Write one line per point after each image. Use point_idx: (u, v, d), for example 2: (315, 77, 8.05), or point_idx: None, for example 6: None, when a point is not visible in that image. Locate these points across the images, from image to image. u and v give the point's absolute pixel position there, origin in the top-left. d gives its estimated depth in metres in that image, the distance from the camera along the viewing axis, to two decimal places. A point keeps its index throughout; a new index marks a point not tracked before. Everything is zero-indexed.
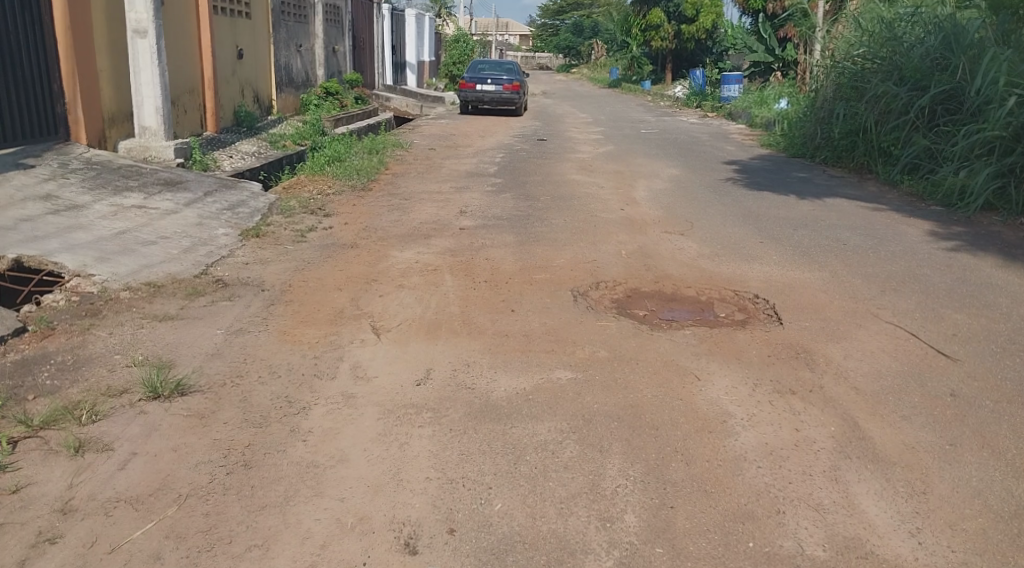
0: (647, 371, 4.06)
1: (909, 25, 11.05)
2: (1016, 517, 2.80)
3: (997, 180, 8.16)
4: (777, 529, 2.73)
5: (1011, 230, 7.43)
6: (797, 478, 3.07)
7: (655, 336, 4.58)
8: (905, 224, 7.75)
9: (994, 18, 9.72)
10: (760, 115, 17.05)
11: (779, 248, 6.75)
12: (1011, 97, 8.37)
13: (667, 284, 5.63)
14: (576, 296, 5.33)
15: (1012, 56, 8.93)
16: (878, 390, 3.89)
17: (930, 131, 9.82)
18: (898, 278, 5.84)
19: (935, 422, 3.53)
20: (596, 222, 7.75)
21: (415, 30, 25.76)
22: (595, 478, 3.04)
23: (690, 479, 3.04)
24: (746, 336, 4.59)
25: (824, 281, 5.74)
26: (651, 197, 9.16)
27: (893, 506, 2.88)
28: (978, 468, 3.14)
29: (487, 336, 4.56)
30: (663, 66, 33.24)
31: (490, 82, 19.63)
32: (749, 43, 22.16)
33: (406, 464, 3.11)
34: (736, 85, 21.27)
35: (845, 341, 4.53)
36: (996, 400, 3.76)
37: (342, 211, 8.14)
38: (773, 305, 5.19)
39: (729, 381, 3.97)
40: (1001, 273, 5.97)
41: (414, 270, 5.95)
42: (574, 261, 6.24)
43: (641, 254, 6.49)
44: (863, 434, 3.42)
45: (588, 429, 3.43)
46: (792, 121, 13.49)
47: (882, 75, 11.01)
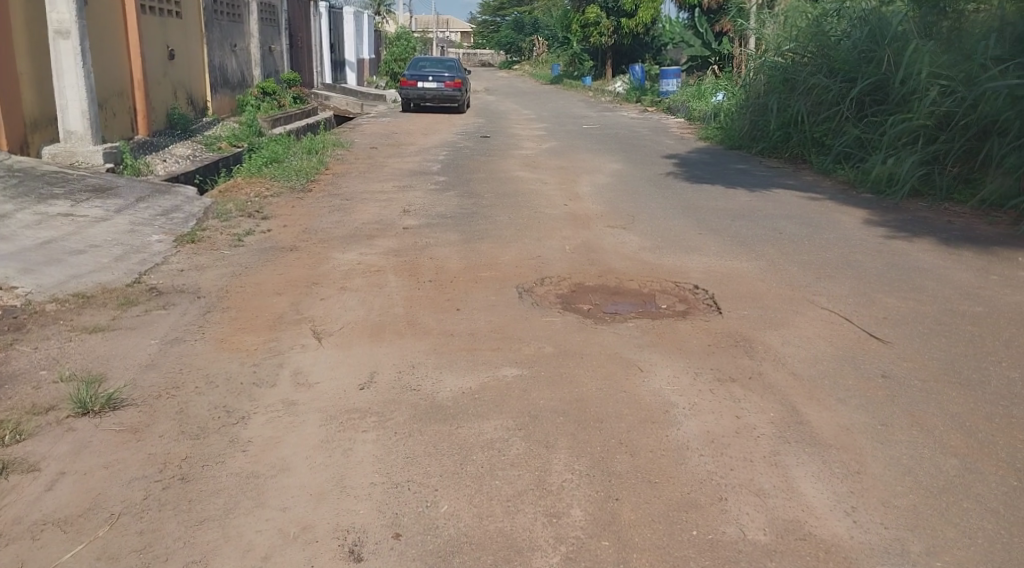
0: (592, 365, 4.08)
1: (836, 19, 11.46)
2: (944, 492, 2.91)
3: (922, 168, 8.47)
4: (720, 516, 2.77)
5: (937, 215, 7.71)
6: (739, 464, 3.13)
7: (599, 330, 4.61)
8: (838, 212, 7.97)
9: (917, 11, 9.97)
10: (698, 108, 17.34)
11: (719, 239, 6.87)
12: (933, 87, 8.63)
13: (611, 278, 5.69)
14: (522, 293, 5.33)
15: (934, 48, 9.16)
16: (815, 374, 3.99)
17: (860, 121, 10.13)
18: (832, 265, 6.01)
19: (868, 403, 3.65)
20: (541, 218, 7.76)
21: (354, 28, 25.41)
22: (542, 474, 3.05)
23: (634, 470, 3.08)
24: (687, 326, 4.67)
25: (762, 270, 5.86)
26: (594, 191, 9.22)
27: (829, 487, 2.96)
28: (909, 446, 3.24)
29: (432, 336, 4.53)
30: (603, 62, 33.50)
31: (432, 80, 19.50)
32: (686, 38, 22.47)
33: (351, 470, 3.07)
34: (675, 79, 21.51)
35: (783, 328, 4.64)
36: (925, 379, 3.91)
37: (281, 213, 7.97)
38: (712, 295, 5.29)
39: (671, 371, 4.03)
40: (928, 257, 6.19)
41: (357, 272, 5.87)
42: (519, 258, 6.24)
43: (585, 249, 6.53)
44: (801, 418, 3.51)
45: (534, 426, 3.43)
46: (728, 114, 13.79)
47: (813, 68, 11.37)
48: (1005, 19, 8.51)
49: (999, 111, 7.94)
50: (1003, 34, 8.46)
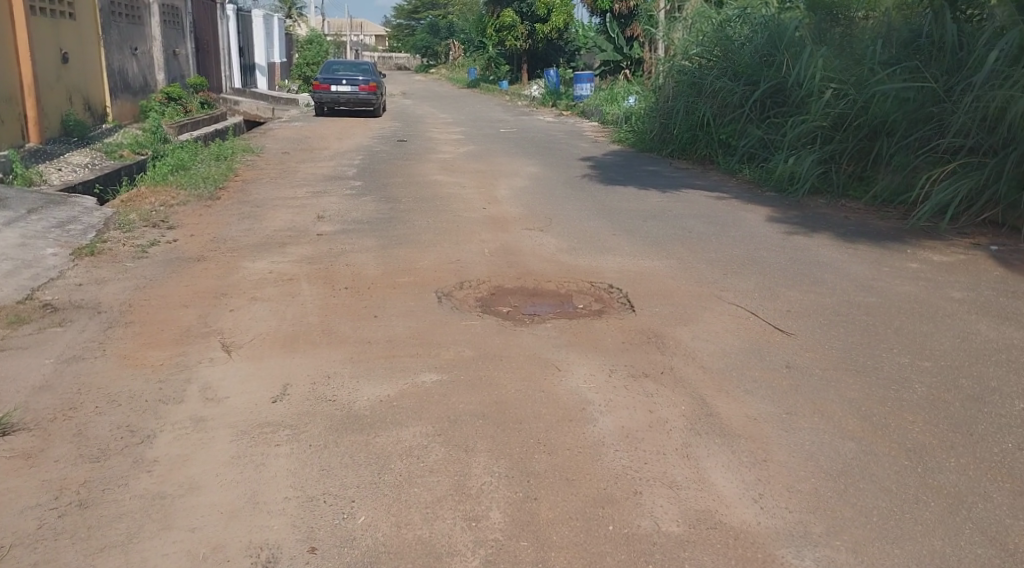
0: (511, 367, 4.11)
1: (739, 25, 11.91)
2: (843, 475, 3.06)
3: (820, 167, 8.91)
4: (634, 509, 2.84)
5: (835, 211, 8.11)
6: (652, 458, 3.21)
7: (518, 332, 4.64)
8: (744, 210, 8.27)
9: (811, 17, 10.42)
10: (611, 112, 17.69)
11: (632, 239, 7.02)
12: (827, 89, 9.05)
13: (529, 279, 5.74)
14: (441, 297, 5.32)
15: (827, 52, 9.58)
16: (723, 366, 4.14)
17: (762, 123, 10.60)
18: (738, 261, 6.24)
19: (773, 393, 3.81)
20: (458, 222, 7.75)
21: (264, 32, 24.80)
22: (460, 479, 3.05)
23: (552, 469, 3.11)
24: (603, 325, 4.76)
25: (673, 269, 6.03)
26: (512, 194, 9.28)
27: (738, 476, 3.07)
28: (811, 433, 3.40)
29: (348, 345, 4.46)
30: (519, 66, 33.80)
31: (345, 83, 19.20)
32: (598, 43, 22.68)
33: (263, 486, 2.99)
34: (588, 83, 21.79)
35: (693, 324, 4.78)
36: (824, 367, 4.11)
37: (188, 223, 7.70)
38: (626, 293, 5.41)
39: (588, 369, 4.10)
40: (826, 251, 6.51)
41: (269, 281, 5.72)
42: (437, 263, 6.21)
43: (504, 252, 6.56)
44: (711, 410, 3.63)
45: (453, 431, 3.42)
46: (639, 117, 14.10)
47: (718, 72, 11.77)
48: (890, 26, 8.97)
49: (887, 112, 8.38)
50: (889, 39, 8.92)
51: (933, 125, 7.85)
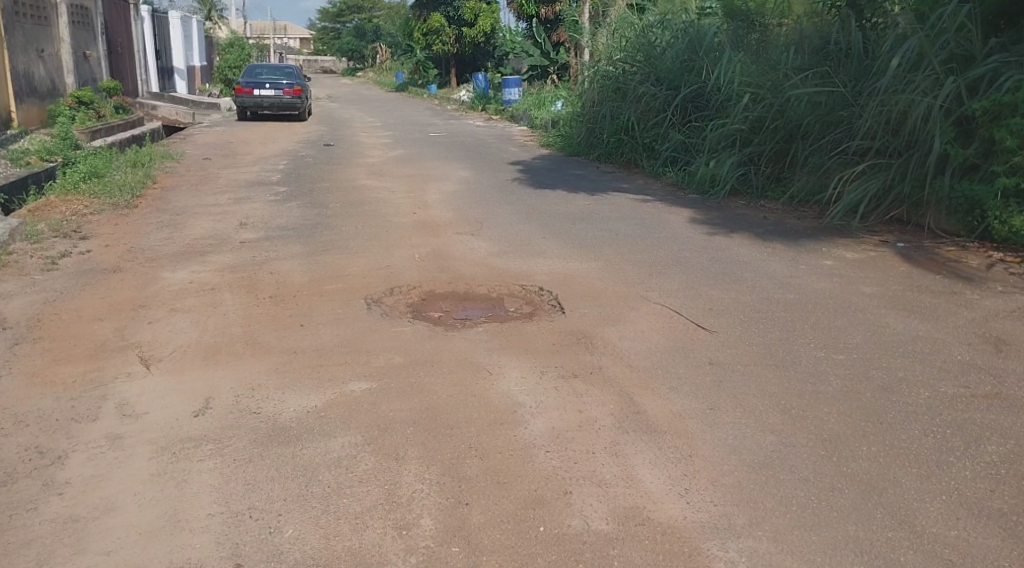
0: (442, 372, 4.09)
1: (660, 31, 12.19)
2: (764, 467, 3.16)
3: (739, 169, 9.22)
4: (564, 510, 2.87)
5: (755, 212, 8.38)
6: (582, 457, 3.26)
7: (449, 337, 4.62)
8: (669, 212, 8.47)
9: (729, 23, 10.76)
10: (540, 116, 17.85)
11: (561, 242, 7.09)
12: (745, 93, 9.35)
13: (460, 284, 5.73)
14: (370, 304, 5.25)
15: (744, 58, 9.90)
16: (650, 364, 4.23)
17: (684, 127, 10.89)
18: (663, 262, 6.39)
19: (697, 390, 3.91)
20: (388, 227, 7.68)
21: (182, 35, 24.04)
22: (391, 487, 3.02)
23: (484, 473, 3.12)
24: (533, 328, 4.79)
25: (600, 270, 6.12)
26: (442, 199, 9.25)
27: (665, 471, 3.14)
28: (734, 427, 3.51)
29: (274, 355, 4.36)
30: (447, 70, 33.76)
31: (269, 87, 18.77)
32: (525, 48, 22.88)
33: (184, 503, 2.89)
34: (517, 87, 21.89)
35: (620, 324, 4.86)
36: (746, 363, 4.24)
37: (102, 232, 7.39)
38: (556, 296, 5.46)
39: (518, 372, 4.12)
40: (746, 251, 6.72)
41: (189, 292, 5.55)
42: (366, 269, 6.14)
43: (435, 256, 6.54)
44: (638, 408, 3.70)
45: (383, 439, 3.39)
46: (566, 121, 14.27)
47: (640, 77, 12.03)
48: (802, 33, 9.35)
49: (801, 116, 8.70)
50: (801, 46, 9.28)
51: (843, 128, 8.19)
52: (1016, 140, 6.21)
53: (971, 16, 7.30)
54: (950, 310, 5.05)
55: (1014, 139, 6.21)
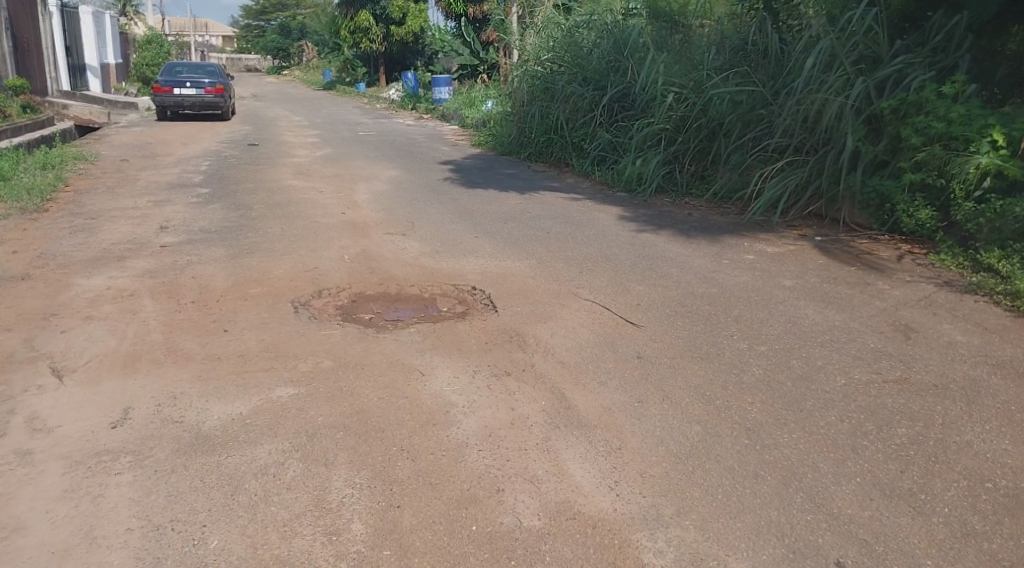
0: (372, 375, 4.04)
1: (586, 31, 12.33)
2: (690, 457, 3.24)
3: (665, 167, 9.42)
4: (497, 507, 2.88)
5: (680, 209, 8.58)
6: (513, 454, 3.27)
7: (380, 338, 4.57)
8: (598, 210, 8.58)
9: (653, 24, 10.97)
10: (471, 115, 17.84)
11: (492, 241, 7.10)
12: (669, 93, 9.55)
13: (391, 285, 5.67)
14: (297, 307, 5.15)
15: (668, 58, 10.11)
16: (580, 360, 4.28)
17: (612, 126, 11.07)
18: (593, 259, 6.46)
19: (626, 383, 3.98)
20: (315, 228, 7.55)
21: (95, 31, 23.06)
22: (320, 493, 2.97)
23: (415, 475, 3.09)
24: (465, 327, 4.78)
25: (532, 269, 6.15)
26: (371, 199, 9.14)
27: (595, 465, 3.18)
28: (661, 419, 3.58)
29: (196, 363, 4.22)
30: (376, 68, 33.39)
31: (189, 85, 18.17)
32: (455, 47, 22.77)
33: (102, 519, 2.78)
34: (447, 87, 21.77)
35: (552, 321, 4.91)
36: (672, 356, 4.34)
37: (9, 238, 7.02)
38: (488, 294, 5.46)
39: (450, 372, 4.11)
40: (672, 247, 6.88)
41: (106, 298, 5.33)
42: (293, 271, 6.01)
43: (364, 257, 6.45)
44: (569, 403, 3.74)
45: (312, 445, 3.33)
46: (496, 120, 14.31)
47: (568, 77, 12.16)
48: (723, 34, 9.60)
49: (722, 115, 8.94)
50: (722, 47, 9.54)
51: (763, 126, 8.46)
52: (921, 138, 6.53)
53: (878, 20, 7.65)
54: (863, 300, 5.27)
55: (919, 137, 6.53)
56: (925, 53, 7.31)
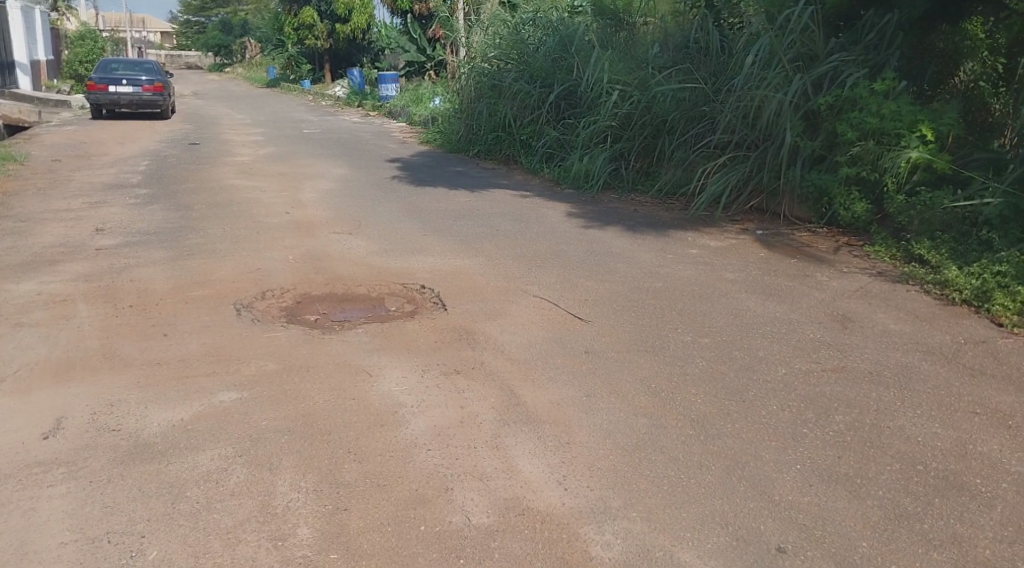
0: (318, 377, 3.98)
1: (532, 28, 12.36)
2: (637, 449, 3.28)
3: (611, 164, 9.52)
4: (445, 506, 2.86)
5: (627, 205, 8.67)
6: (463, 452, 3.26)
7: (326, 340, 4.51)
8: (546, 207, 8.62)
9: (598, 22, 11.05)
10: (419, 112, 17.73)
11: (441, 239, 7.07)
12: (615, 90, 9.64)
13: (337, 285, 5.60)
14: (240, 309, 5.04)
15: (613, 56, 10.20)
16: (529, 356, 4.30)
17: (559, 124, 11.12)
18: (542, 256, 6.49)
19: (575, 378, 4.01)
20: (259, 228, 7.41)
21: (25, 27, 22.20)
22: (265, 498, 2.91)
23: (362, 477, 3.06)
24: (414, 326, 4.75)
25: (480, 266, 6.14)
26: (317, 198, 9.01)
27: (544, 460, 3.20)
28: (609, 412, 3.62)
29: (134, 369, 4.10)
30: (321, 65, 32.91)
31: (126, 83, 17.63)
32: (400, 44, 22.57)
33: (34, 533, 2.68)
34: (393, 83, 21.60)
35: (501, 318, 4.91)
36: (620, 350, 4.39)
37: None
38: (437, 293, 5.43)
39: (399, 372, 4.07)
40: (619, 243, 6.95)
41: (38, 304, 5.14)
42: (236, 272, 5.89)
43: (310, 257, 6.35)
44: (519, 400, 3.75)
45: (256, 449, 3.26)
46: (444, 118, 14.26)
47: (515, 74, 12.18)
48: (666, 31, 9.73)
49: (666, 111, 9.06)
50: (665, 44, 9.67)
51: (705, 123, 8.60)
52: (856, 133, 6.72)
53: (814, 18, 7.84)
54: (803, 291, 5.41)
55: (854, 132, 6.73)
56: (859, 51, 7.53)
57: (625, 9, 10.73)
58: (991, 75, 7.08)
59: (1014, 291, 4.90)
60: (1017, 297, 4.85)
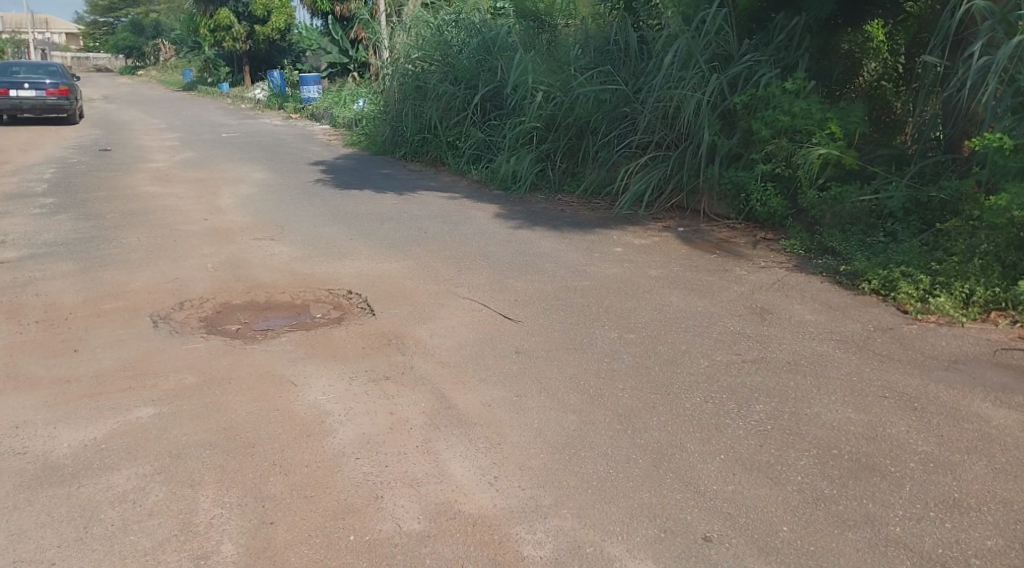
0: (241, 389, 3.86)
1: (455, 29, 12.34)
2: (567, 446, 3.31)
3: (537, 165, 9.59)
4: (375, 514, 2.83)
5: (553, 205, 8.75)
6: (392, 459, 3.23)
7: (248, 350, 4.38)
8: (473, 209, 8.61)
9: (520, 24, 11.13)
10: (343, 114, 17.47)
11: (367, 242, 6.98)
12: (539, 91, 9.71)
13: (260, 292, 5.46)
14: (157, 321, 4.86)
15: (535, 57, 10.27)
16: (460, 359, 4.28)
17: (484, 125, 11.14)
18: (470, 257, 6.48)
19: (505, 379, 4.01)
20: (175, 236, 7.15)
21: None
22: (186, 516, 2.81)
23: (289, 490, 2.99)
24: (341, 332, 4.67)
25: (409, 269, 6.09)
26: (237, 204, 8.76)
27: (475, 462, 3.20)
28: (539, 411, 3.64)
29: (42, 388, 3.89)
30: (239, 67, 32.05)
31: (28, 87, 16.75)
32: (322, 45, 22.18)
33: None
34: (315, 86, 21.23)
35: (431, 321, 4.88)
36: (550, 349, 4.42)
37: None
38: (365, 298, 5.35)
39: (325, 380, 3.99)
40: (547, 242, 7.00)
41: None
42: (151, 283, 5.67)
43: (230, 265, 6.17)
44: (450, 403, 3.73)
45: (176, 466, 3.14)
46: (369, 119, 14.10)
47: (439, 75, 12.14)
48: (587, 33, 9.86)
49: (589, 112, 9.18)
50: (586, 46, 9.79)
51: (627, 123, 8.75)
52: (770, 131, 6.96)
53: (728, 19, 8.08)
54: (723, 285, 5.57)
55: (768, 130, 6.97)
56: (770, 52, 7.79)
57: (546, 11, 10.83)
58: (893, 74, 7.55)
59: (917, 278, 5.14)
60: (919, 284, 5.09)
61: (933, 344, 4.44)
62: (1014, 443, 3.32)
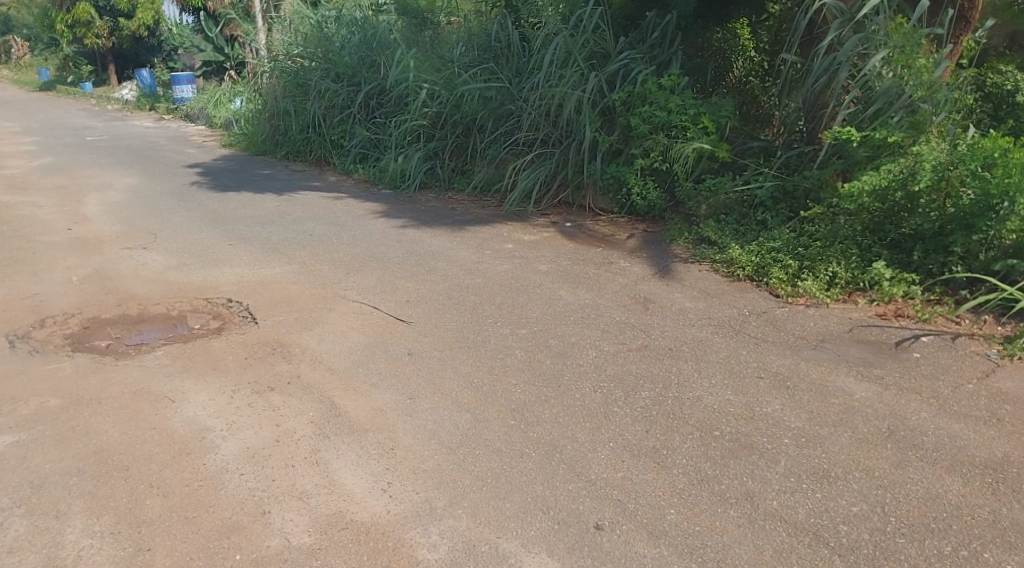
0: (112, 409, 3.63)
1: (336, 26, 12.04)
2: (461, 446, 3.30)
3: (426, 164, 9.53)
4: (262, 531, 2.72)
5: (442, 203, 8.71)
6: (279, 472, 3.11)
7: (119, 367, 4.12)
8: (359, 209, 8.45)
9: (402, 20, 10.98)
10: (220, 114, 16.73)
11: (248, 247, 6.72)
12: (423, 89, 9.64)
13: (131, 305, 5.14)
14: (14, 341, 4.48)
15: (419, 55, 10.17)
16: (350, 364, 4.19)
17: (369, 123, 10.93)
18: (358, 259, 6.35)
19: (396, 382, 3.96)
20: (33, 248, 6.63)
21: None
22: (51, 551, 2.61)
23: (168, 512, 2.83)
24: (222, 343, 4.47)
25: (293, 274, 5.90)
26: (104, 211, 8.22)
27: (367, 469, 3.13)
28: (433, 413, 3.60)
29: None
30: (105, 65, 30.13)
31: None
32: (194, 42, 21.15)
33: None
34: (189, 85, 20.22)
35: (318, 327, 4.75)
36: (442, 349, 4.39)
37: None
38: (246, 306, 5.14)
39: (205, 395, 3.80)
40: (435, 241, 6.96)
41: None
42: (7, 300, 5.23)
43: (97, 277, 5.78)
44: (340, 411, 3.63)
45: (38, 497, 2.91)
46: (248, 119, 13.57)
47: (321, 73, 11.81)
48: (469, 31, 9.84)
49: (473, 110, 9.18)
50: (468, 43, 9.77)
51: (512, 119, 8.81)
52: (647, 126, 7.19)
53: (604, 18, 8.29)
54: (608, 277, 5.71)
55: (646, 125, 7.19)
56: (645, 50, 8.04)
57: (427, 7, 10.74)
58: (759, 71, 7.81)
59: (786, 263, 5.45)
60: (789, 269, 5.40)
61: (803, 325, 4.71)
62: (874, 414, 3.58)
